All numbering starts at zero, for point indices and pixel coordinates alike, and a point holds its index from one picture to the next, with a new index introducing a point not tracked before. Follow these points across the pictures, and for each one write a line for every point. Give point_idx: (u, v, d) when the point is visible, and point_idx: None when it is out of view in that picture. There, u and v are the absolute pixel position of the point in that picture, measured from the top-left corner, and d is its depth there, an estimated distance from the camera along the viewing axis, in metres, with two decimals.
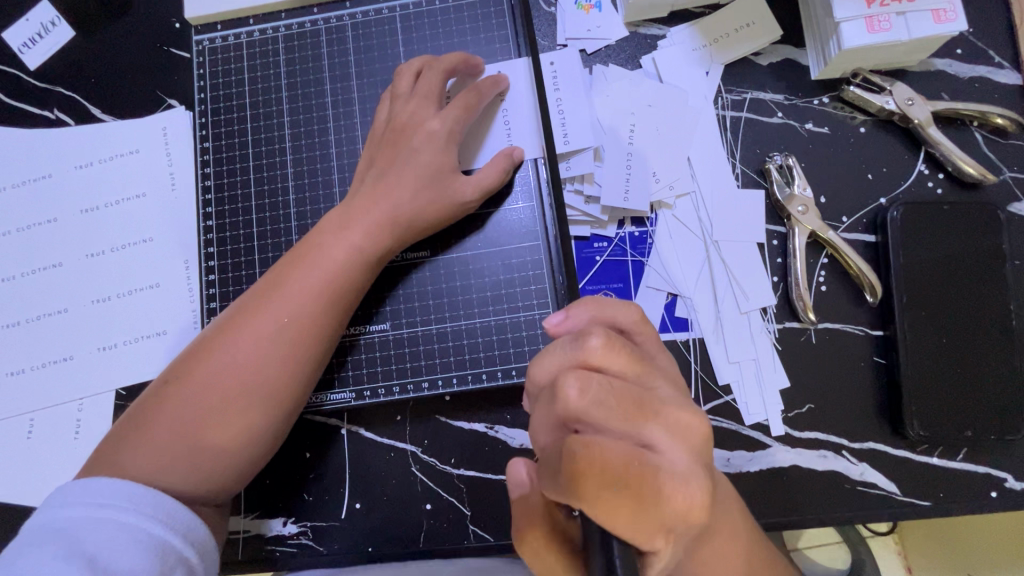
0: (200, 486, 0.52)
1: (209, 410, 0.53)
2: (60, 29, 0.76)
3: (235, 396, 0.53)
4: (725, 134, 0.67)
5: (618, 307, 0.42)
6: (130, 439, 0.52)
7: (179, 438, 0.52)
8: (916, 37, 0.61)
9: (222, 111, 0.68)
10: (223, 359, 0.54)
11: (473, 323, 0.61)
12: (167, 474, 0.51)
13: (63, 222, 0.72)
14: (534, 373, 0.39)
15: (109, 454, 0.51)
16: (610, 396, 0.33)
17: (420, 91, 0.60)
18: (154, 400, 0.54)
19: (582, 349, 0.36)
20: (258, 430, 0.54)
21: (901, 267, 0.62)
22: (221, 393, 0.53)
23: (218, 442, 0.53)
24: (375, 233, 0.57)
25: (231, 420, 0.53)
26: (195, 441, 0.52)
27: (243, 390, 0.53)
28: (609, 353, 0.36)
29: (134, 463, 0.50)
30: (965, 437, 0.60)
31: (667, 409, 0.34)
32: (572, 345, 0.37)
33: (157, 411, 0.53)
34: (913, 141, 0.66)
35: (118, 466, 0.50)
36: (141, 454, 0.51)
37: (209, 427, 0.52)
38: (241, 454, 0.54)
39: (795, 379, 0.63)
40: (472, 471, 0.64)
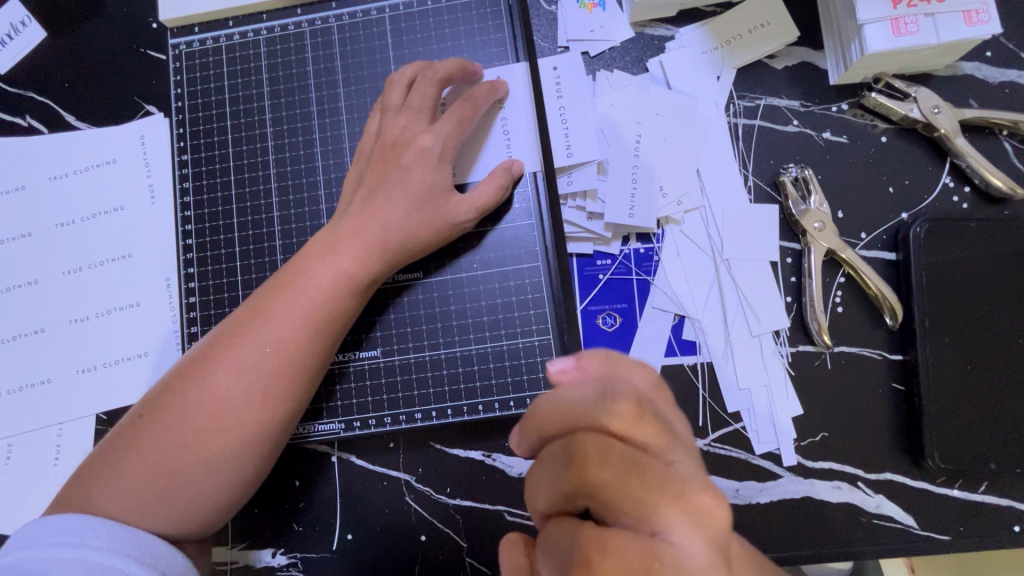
0: (178, 527, 0.50)
1: (186, 446, 0.50)
2: (30, 30, 0.71)
3: (213, 432, 0.50)
4: (737, 144, 0.63)
5: (631, 365, 0.39)
6: (102, 473, 0.49)
7: (154, 474, 0.49)
8: (945, 41, 0.56)
9: (201, 120, 0.64)
10: (201, 392, 0.50)
11: (468, 350, 0.58)
12: (140, 512, 0.48)
13: (38, 237, 0.69)
14: (541, 414, 0.37)
15: (80, 490, 0.49)
16: (629, 472, 0.33)
17: (412, 103, 0.56)
18: (129, 433, 0.51)
19: (606, 411, 0.34)
20: (239, 467, 0.51)
21: (923, 289, 0.58)
22: (199, 429, 0.50)
23: (196, 481, 0.50)
24: (363, 256, 0.53)
25: (210, 458, 0.50)
26: (171, 478, 0.49)
27: (222, 427, 0.50)
28: (635, 420, 0.34)
29: (107, 502, 0.48)
30: (988, 469, 0.56)
31: (691, 494, 0.32)
32: (597, 406, 0.34)
33: (130, 446, 0.50)
34: (937, 152, 0.62)
35: (91, 504, 0.48)
36: (114, 490, 0.48)
37: (185, 463, 0.49)
38: (221, 492, 0.51)
39: (809, 406, 0.60)
40: (468, 501, 0.61)
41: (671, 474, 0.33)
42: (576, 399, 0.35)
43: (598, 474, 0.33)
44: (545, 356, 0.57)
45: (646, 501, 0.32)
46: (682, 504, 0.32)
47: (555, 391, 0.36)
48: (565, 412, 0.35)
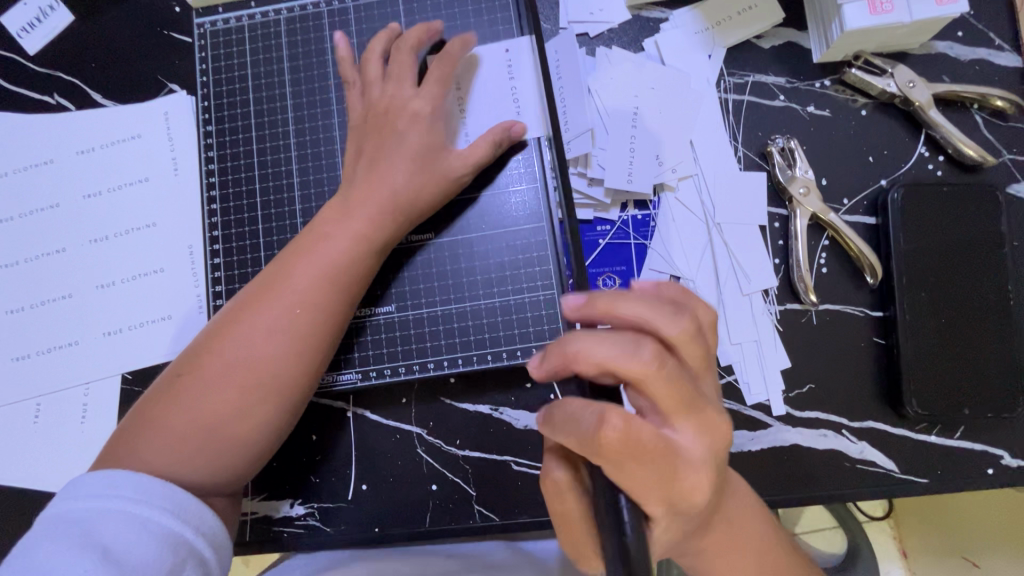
0: (216, 477, 0.53)
1: (222, 401, 0.53)
2: (58, 13, 0.75)
3: (245, 388, 0.53)
4: (727, 118, 0.68)
5: (701, 302, 0.44)
6: (139, 434, 0.52)
7: (189, 430, 0.52)
8: (918, 19, 0.61)
9: (225, 95, 0.68)
10: (234, 350, 0.54)
11: (478, 305, 0.62)
12: (180, 465, 0.51)
13: (66, 208, 0.72)
14: (607, 304, 0.40)
15: (120, 448, 0.52)
16: (672, 381, 0.37)
17: (395, 74, 0.61)
18: (165, 392, 0.54)
19: (668, 322, 0.39)
20: (271, 418, 0.55)
21: (901, 249, 0.63)
22: (233, 384, 0.53)
23: (233, 432, 0.53)
24: (376, 219, 0.57)
25: (247, 410, 0.53)
26: (206, 434, 0.52)
27: (255, 381, 0.54)
28: (685, 337, 0.39)
29: (148, 457, 0.51)
30: (963, 415, 0.60)
31: (705, 411, 0.39)
32: (666, 315, 0.39)
33: (168, 403, 0.53)
34: (913, 124, 0.67)
35: (132, 460, 0.51)
36: (153, 447, 0.51)
37: (220, 418, 0.53)
38: (253, 444, 0.55)
39: (796, 360, 0.64)
40: (477, 453, 0.65)
41: (697, 389, 0.39)
42: (645, 308, 0.39)
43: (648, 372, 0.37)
44: (550, 310, 0.61)
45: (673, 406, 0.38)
46: (696, 418, 0.39)
47: (623, 293, 0.40)
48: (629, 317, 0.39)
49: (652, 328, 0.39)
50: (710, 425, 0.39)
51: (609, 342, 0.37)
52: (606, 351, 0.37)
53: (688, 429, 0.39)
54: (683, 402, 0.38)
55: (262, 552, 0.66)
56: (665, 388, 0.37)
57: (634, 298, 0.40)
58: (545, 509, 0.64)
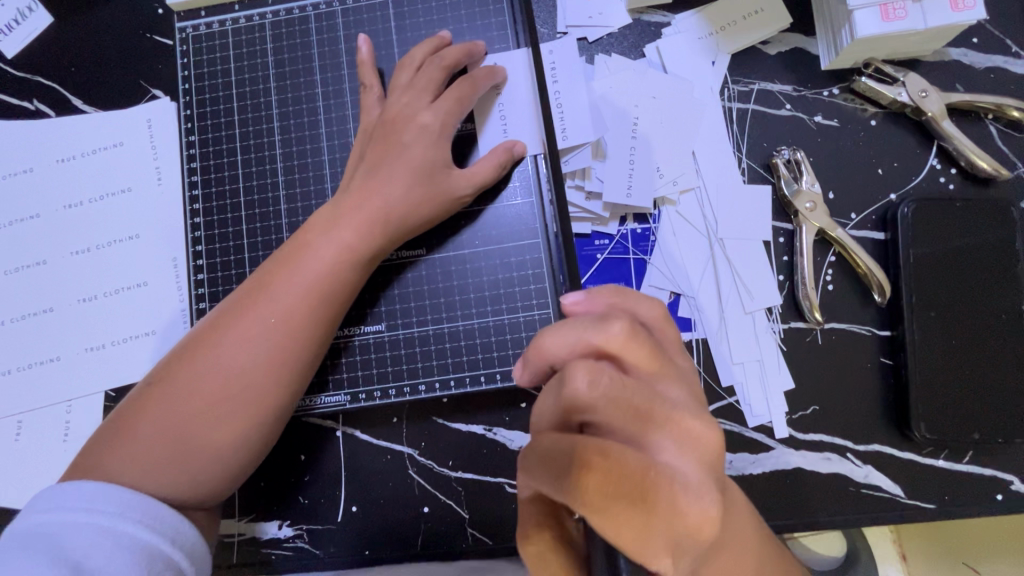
0: (185, 493, 0.51)
1: (195, 413, 0.51)
2: (37, 15, 0.72)
3: (219, 400, 0.51)
4: (731, 128, 0.65)
5: (640, 297, 0.41)
6: (111, 442, 0.51)
7: (161, 441, 0.50)
8: (933, 26, 0.58)
9: (208, 102, 0.66)
10: (210, 361, 0.52)
11: (470, 324, 0.59)
12: (148, 477, 0.49)
13: (47, 218, 0.70)
14: (542, 344, 0.37)
15: (91, 456, 0.50)
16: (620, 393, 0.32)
17: (418, 84, 0.57)
18: (140, 401, 0.52)
19: (603, 333, 0.34)
20: (244, 435, 0.52)
21: (910, 266, 0.60)
22: (207, 396, 0.51)
23: (206, 447, 0.51)
24: (366, 231, 0.55)
25: (221, 424, 0.51)
26: (178, 447, 0.50)
27: (230, 394, 0.51)
28: (625, 343, 0.34)
29: (116, 469, 0.49)
30: (972, 440, 0.58)
31: (681, 419, 0.33)
32: (593, 326, 0.35)
33: (142, 413, 0.51)
34: (924, 134, 0.64)
35: (104, 470, 0.49)
36: (124, 457, 0.49)
37: (193, 431, 0.51)
38: (226, 461, 0.52)
39: (800, 381, 0.62)
40: (470, 474, 0.63)
41: (657, 389, 0.34)
42: (573, 333, 0.35)
43: (588, 393, 0.32)
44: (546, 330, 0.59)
45: (637, 423, 0.32)
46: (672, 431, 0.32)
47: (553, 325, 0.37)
48: (558, 352, 0.36)
49: (583, 349, 0.35)
50: (694, 436, 0.33)
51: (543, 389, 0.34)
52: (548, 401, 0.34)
53: (664, 439, 0.32)
54: (650, 406, 0.32)
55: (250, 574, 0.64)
56: (622, 406, 0.32)
57: (556, 326, 0.36)
58: None
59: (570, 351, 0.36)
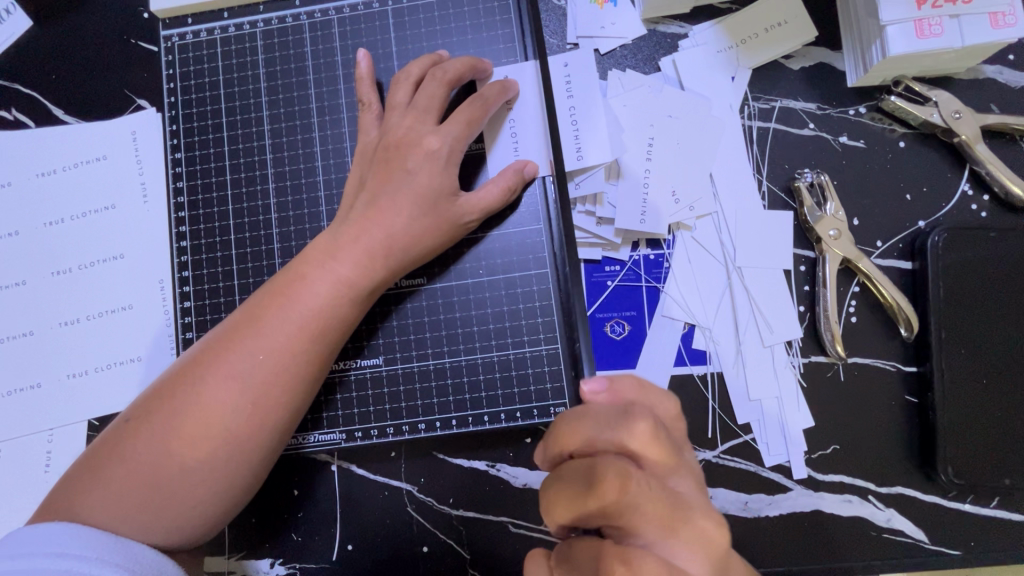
0: (164, 539, 0.48)
1: (172, 456, 0.47)
2: (14, 18, 0.68)
3: (203, 442, 0.48)
4: (751, 148, 0.61)
5: (659, 395, 0.42)
6: (87, 482, 0.47)
7: (138, 483, 0.47)
8: (970, 44, 0.54)
9: (195, 117, 0.62)
10: (193, 399, 0.48)
11: (473, 359, 0.56)
12: (124, 522, 0.46)
13: (26, 236, 0.66)
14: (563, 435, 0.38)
15: (64, 498, 0.47)
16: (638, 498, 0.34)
17: (419, 103, 0.54)
18: (117, 441, 0.49)
19: (627, 431, 0.36)
20: (230, 479, 0.49)
21: (940, 300, 0.57)
22: (189, 438, 0.48)
23: (186, 491, 0.48)
24: (365, 263, 0.51)
25: (203, 469, 0.48)
26: (156, 490, 0.47)
27: (212, 436, 0.48)
28: (649, 441, 0.36)
29: (89, 513, 0.45)
30: (1001, 485, 0.55)
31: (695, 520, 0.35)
32: (618, 423, 0.37)
33: (118, 454, 0.48)
34: (956, 158, 0.60)
35: (76, 514, 0.45)
36: (99, 499, 0.46)
37: (173, 473, 0.47)
38: (208, 506, 0.49)
39: (820, 419, 0.59)
40: (471, 512, 0.60)
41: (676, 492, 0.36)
42: (599, 422, 0.37)
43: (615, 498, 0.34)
44: (554, 366, 0.55)
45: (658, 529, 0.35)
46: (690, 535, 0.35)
47: (588, 414, 0.38)
48: (581, 436, 0.37)
49: (608, 440, 0.37)
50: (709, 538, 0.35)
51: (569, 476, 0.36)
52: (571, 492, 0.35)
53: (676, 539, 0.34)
54: (665, 511, 0.35)
55: None
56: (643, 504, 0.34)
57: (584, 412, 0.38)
58: None
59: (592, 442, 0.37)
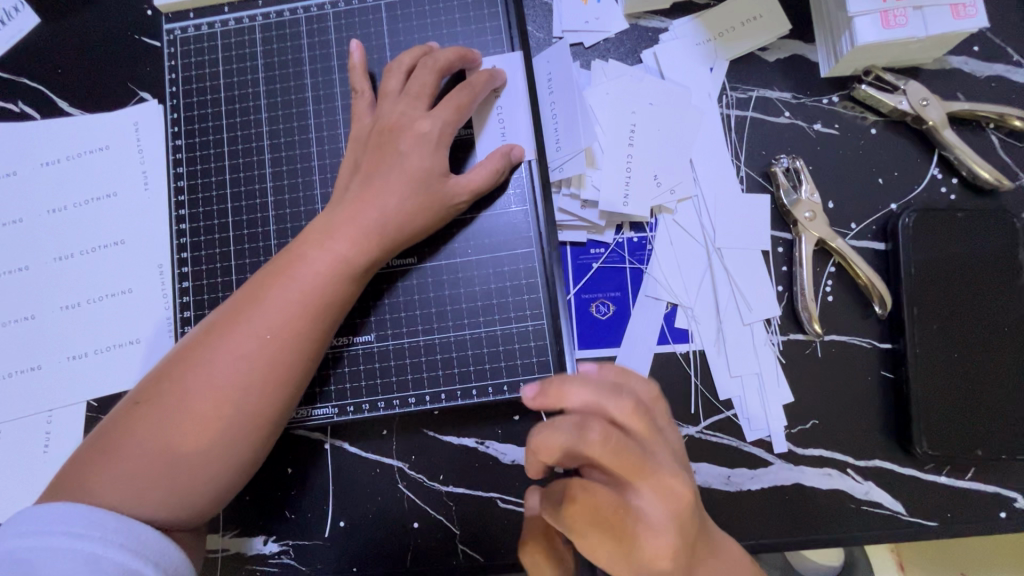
0: (177, 514, 0.49)
1: (182, 433, 0.48)
2: (23, 16, 0.71)
3: (212, 418, 0.49)
4: (729, 135, 0.64)
5: (640, 379, 0.48)
6: (96, 463, 0.48)
7: (150, 461, 0.48)
8: (934, 33, 0.57)
9: (195, 106, 0.64)
10: (198, 378, 0.49)
11: (463, 335, 0.58)
12: (139, 499, 0.47)
13: (30, 222, 0.68)
14: (563, 390, 0.44)
15: (74, 478, 0.47)
16: (623, 450, 0.39)
17: (411, 90, 0.56)
18: (123, 422, 0.49)
19: (615, 403, 0.42)
20: (240, 453, 0.51)
21: (912, 278, 0.59)
22: (198, 415, 0.49)
23: (194, 469, 0.49)
24: (362, 242, 0.53)
25: (214, 444, 0.49)
26: (168, 467, 0.48)
27: (221, 412, 0.49)
28: (632, 413, 0.42)
29: (103, 491, 0.46)
30: (975, 456, 0.57)
31: (659, 473, 0.40)
32: (609, 395, 0.43)
33: (124, 435, 0.49)
34: (925, 143, 0.63)
35: (89, 492, 0.46)
36: (112, 478, 0.47)
37: (184, 450, 0.48)
38: (220, 481, 0.50)
39: (799, 395, 0.60)
40: (461, 488, 0.61)
41: (646, 451, 0.41)
42: (594, 390, 0.43)
43: (603, 447, 0.39)
44: (540, 341, 0.57)
45: (627, 474, 0.40)
46: (653, 480, 0.40)
47: (575, 378, 0.44)
48: (575, 399, 0.43)
49: (600, 406, 0.43)
50: (668, 485, 0.40)
51: (563, 425, 0.41)
52: (564, 435, 0.40)
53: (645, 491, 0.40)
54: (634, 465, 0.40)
55: None
56: (614, 457, 0.39)
57: (581, 381, 0.44)
58: None
59: (588, 404, 0.43)
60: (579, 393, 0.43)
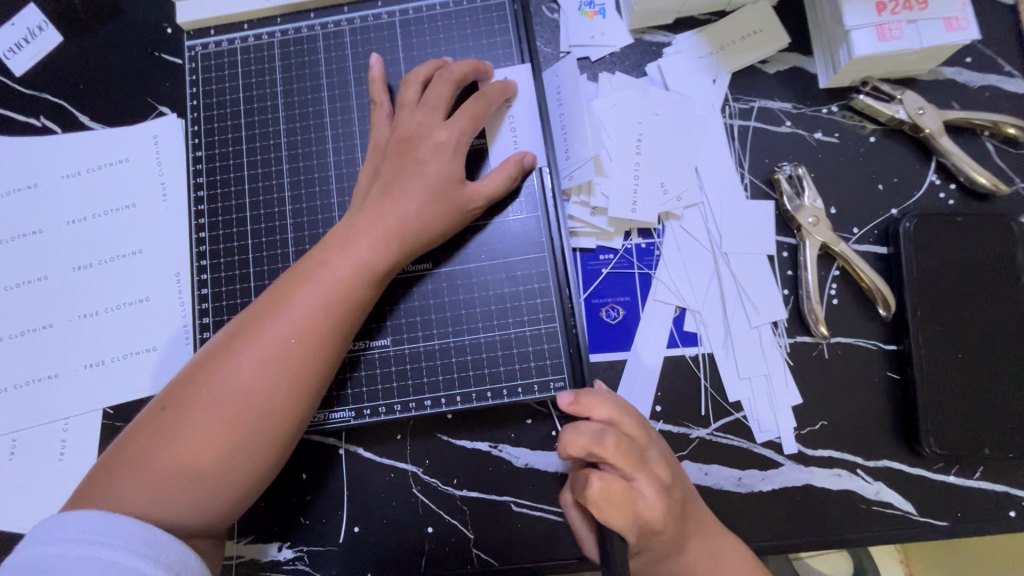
0: (202, 518, 0.49)
1: (208, 436, 0.49)
2: (46, 34, 0.73)
3: (238, 420, 0.50)
4: (733, 144, 0.66)
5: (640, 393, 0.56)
6: (123, 468, 0.48)
7: (177, 465, 0.48)
8: (928, 45, 0.59)
9: (215, 119, 0.66)
10: (227, 381, 0.50)
11: (478, 338, 0.59)
12: (166, 504, 0.47)
13: (51, 233, 0.69)
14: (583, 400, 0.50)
15: (100, 484, 0.48)
16: (629, 451, 0.47)
17: (428, 101, 0.58)
18: (151, 428, 0.50)
19: (623, 413, 0.50)
20: (265, 455, 0.51)
21: (915, 281, 0.60)
22: (224, 417, 0.50)
23: (223, 473, 0.49)
24: (382, 246, 0.54)
25: (241, 445, 0.50)
26: (195, 470, 0.48)
27: (247, 414, 0.50)
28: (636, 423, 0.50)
29: (130, 495, 0.46)
30: (982, 455, 0.58)
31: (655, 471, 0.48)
32: (619, 407, 0.50)
33: (152, 441, 0.49)
34: (923, 151, 0.65)
35: (115, 498, 0.46)
36: (139, 482, 0.47)
37: (210, 452, 0.49)
38: (244, 483, 0.51)
39: (808, 396, 0.61)
40: (475, 493, 0.62)
41: (646, 454, 0.49)
42: (611, 403, 0.50)
43: (616, 448, 0.46)
44: (553, 344, 0.58)
45: (633, 469, 0.47)
46: (651, 476, 0.47)
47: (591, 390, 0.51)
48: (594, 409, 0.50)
49: (615, 414, 0.50)
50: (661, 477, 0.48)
51: (586, 429, 0.47)
52: (587, 438, 0.46)
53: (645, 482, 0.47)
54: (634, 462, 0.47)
55: None
56: (624, 457, 0.46)
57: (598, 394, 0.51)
58: (546, 554, 0.61)
59: (606, 411, 0.50)
60: (595, 403, 0.50)
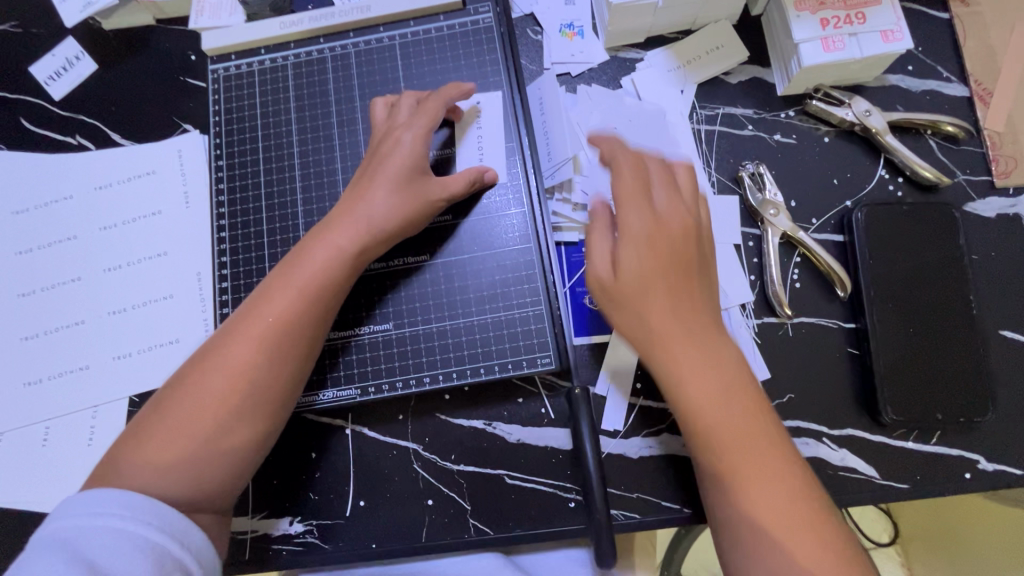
0: (197, 489, 0.53)
1: (201, 414, 0.54)
2: (83, 63, 0.82)
3: (229, 397, 0.55)
4: (700, 146, 0.73)
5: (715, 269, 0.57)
6: (127, 451, 0.53)
7: (174, 443, 0.53)
8: (868, 54, 0.67)
9: (235, 132, 0.74)
10: (216, 366, 0.55)
11: (470, 320, 0.65)
12: (166, 479, 0.52)
13: (84, 239, 0.76)
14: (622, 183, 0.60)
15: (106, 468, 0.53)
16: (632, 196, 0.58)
17: (394, 112, 0.66)
18: (151, 414, 0.55)
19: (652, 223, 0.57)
20: (257, 427, 0.56)
21: (868, 264, 0.66)
22: (214, 396, 0.54)
23: (217, 446, 0.54)
24: (352, 235, 0.60)
25: (230, 419, 0.55)
26: (191, 445, 0.53)
27: (235, 391, 0.55)
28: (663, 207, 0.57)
29: (132, 473, 0.51)
30: (936, 420, 0.63)
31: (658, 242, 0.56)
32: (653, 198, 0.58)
33: (152, 425, 0.54)
34: (872, 149, 0.72)
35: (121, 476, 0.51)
36: (140, 461, 0.52)
37: (204, 428, 0.54)
38: (236, 455, 0.55)
39: (775, 371, 0.67)
40: (472, 467, 0.67)
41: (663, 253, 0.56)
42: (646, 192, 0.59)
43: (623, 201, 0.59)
44: (540, 324, 0.64)
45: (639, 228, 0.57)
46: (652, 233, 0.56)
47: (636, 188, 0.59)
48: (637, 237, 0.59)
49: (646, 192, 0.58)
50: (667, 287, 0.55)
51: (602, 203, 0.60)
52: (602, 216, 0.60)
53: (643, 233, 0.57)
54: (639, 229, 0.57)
55: (261, 570, 0.67)
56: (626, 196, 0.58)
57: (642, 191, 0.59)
58: (538, 522, 0.65)
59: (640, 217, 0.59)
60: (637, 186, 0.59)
